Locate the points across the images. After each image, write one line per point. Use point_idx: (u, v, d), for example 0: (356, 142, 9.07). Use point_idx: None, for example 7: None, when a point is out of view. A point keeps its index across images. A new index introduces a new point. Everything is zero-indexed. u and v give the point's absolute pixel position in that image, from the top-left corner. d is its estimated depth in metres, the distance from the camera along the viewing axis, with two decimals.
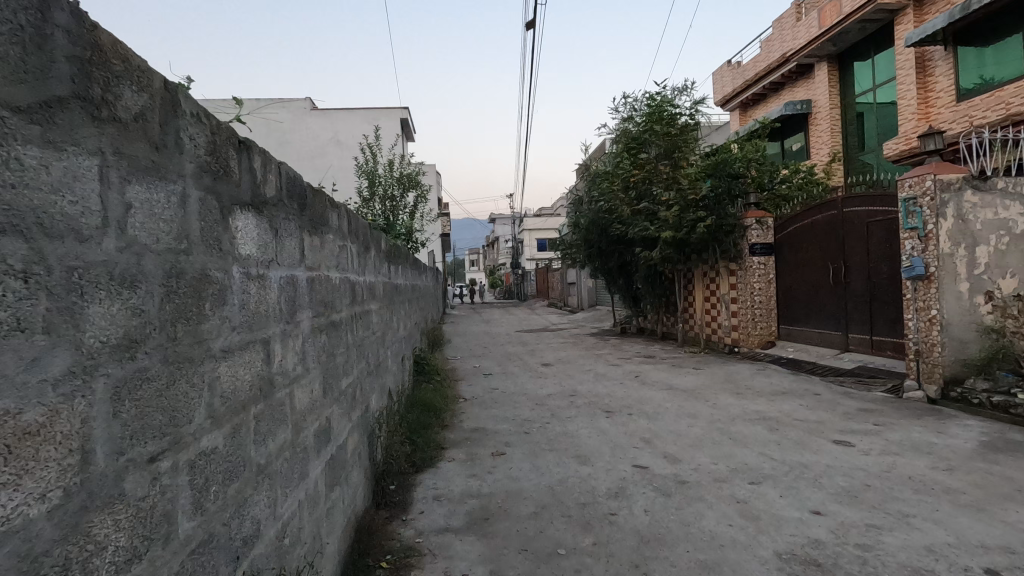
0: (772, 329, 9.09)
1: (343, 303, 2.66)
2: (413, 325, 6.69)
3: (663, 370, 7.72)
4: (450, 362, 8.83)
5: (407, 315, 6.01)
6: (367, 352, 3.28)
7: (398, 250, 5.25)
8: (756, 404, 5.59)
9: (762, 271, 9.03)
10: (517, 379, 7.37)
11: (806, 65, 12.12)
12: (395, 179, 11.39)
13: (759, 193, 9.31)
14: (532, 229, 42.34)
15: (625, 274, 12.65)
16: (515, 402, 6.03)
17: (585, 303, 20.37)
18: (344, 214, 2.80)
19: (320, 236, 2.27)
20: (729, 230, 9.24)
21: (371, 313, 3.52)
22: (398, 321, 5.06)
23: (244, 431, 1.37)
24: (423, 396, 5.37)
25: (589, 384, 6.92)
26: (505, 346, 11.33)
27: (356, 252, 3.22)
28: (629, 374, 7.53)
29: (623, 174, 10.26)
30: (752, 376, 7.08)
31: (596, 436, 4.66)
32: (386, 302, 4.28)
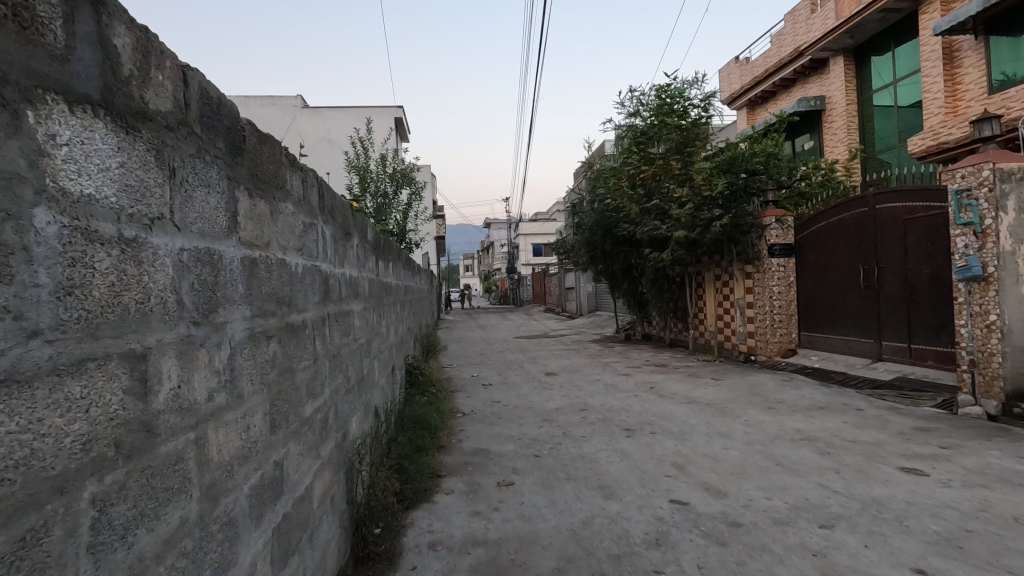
0: (793, 336, 8.47)
1: (308, 300, 1.97)
2: (405, 330, 5.99)
3: (680, 381, 7.04)
4: (446, 371, 8.13)
5: (398, 320, 5.31)
6: (344, 363, 2.59)
7: (387, 245, 4.56)
8: (794, 421, 4.93)
9: (782, 273, 8.43)
10: (520, 391, 6.68)
11: (820, 60, 11.55)
12: (388, 175, 10.74)
13: (778, 190, 8.69)
14: (528, 234, 41.72)
15: (630, 278, 12.02)
16: (520, 418, 5.34)
17: (585, 309, 19.71)
18: (312, 182, 2.11)
19: (268, 202, 1.59)
20: (747, 229, 8.61)
21: (351, 314, 2.82)
22: (387, 325, 4.37)
23: (53, 534, 0.70)
24: (416, 411, 4.68)
25: (601, 397, 6.24)
26: (504, 353, 10.65)
27: (334, 238, 2.54)
28: (642, 386, 6.85)
29: (631, 170, 9.63)
30: (779, 388, 6.42)
31: (619, 460, 3.98)
32: (373, 303, 3.60)
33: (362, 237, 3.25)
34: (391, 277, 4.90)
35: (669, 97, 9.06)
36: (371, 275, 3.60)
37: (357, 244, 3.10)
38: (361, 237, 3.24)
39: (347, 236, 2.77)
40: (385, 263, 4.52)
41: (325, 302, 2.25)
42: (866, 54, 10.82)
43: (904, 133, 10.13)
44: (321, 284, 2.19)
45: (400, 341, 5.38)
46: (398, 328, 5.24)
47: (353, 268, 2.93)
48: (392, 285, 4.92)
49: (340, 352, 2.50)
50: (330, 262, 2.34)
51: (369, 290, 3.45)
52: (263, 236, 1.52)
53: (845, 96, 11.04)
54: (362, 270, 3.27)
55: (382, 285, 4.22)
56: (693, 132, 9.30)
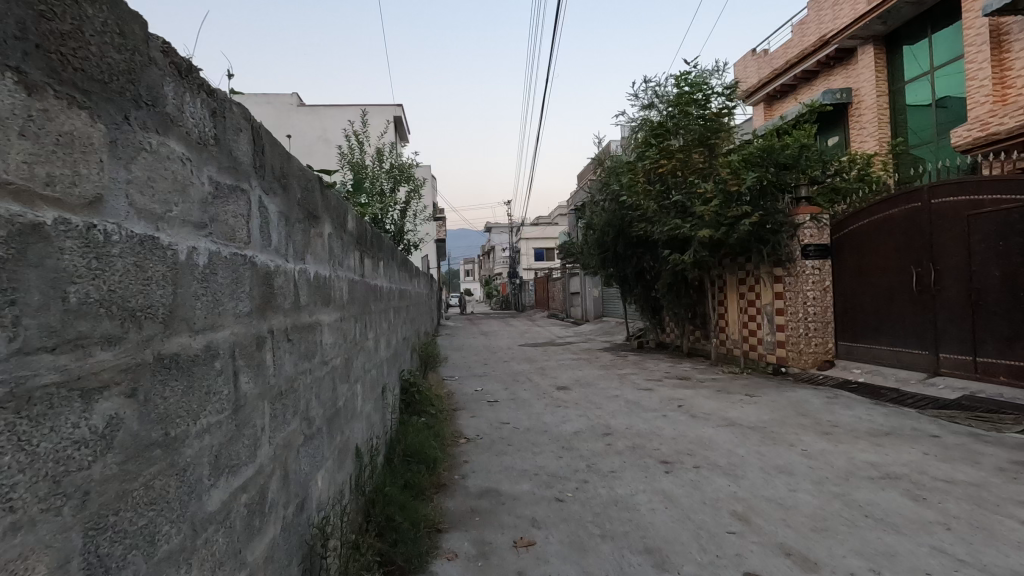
0: (829, 347, 7.69)
1: (220, 312, 1.17)
2: (399, 341, 5.20)
3: (710, 398, 6.25)
4: (447, 385, 7.35)
5: (391, 330, 4.49)
6: (303, 400, 1.79)
7: (377, 241, 3.79)
8: (862, 451, 4.13)
9: (817, 277, 7.69)
10: (531, 410, 5.89)
11: (847, 49, 10.79)
12: (385, 172, 9.97)
13: (812, 185, 7.92)
14: (530, 238, 41.10)
15: (643, 283, 11.26)
16: (535, 445, 4.54)
17: (591, 315, 18.96)
18: (237, 122, 1.33)
19: (103, 123, 0.82)
20: (777, 228, 7.85)
21: (316, 328, 2.03)
22: (375, 337, 3.58)
23: None
24: (411, 441, 3.88)
25: (624, 417, 5.45)
26: (510, 363, 9.85)
27: (291, 220, 1.76)
28: (669, 403, 6.05)
29: (648, 164, 8.85)
30: (827, 407, 5.62)
31: (663, 507, 3.19)
32: (355, 311, 2.82)
33: (338, 225, 2.47)
34: (382, 279, 4.12)
35: (690, 84, 8.28)
36: (353, 276, 2.81)
37: (330, 232, 2.32)
38: (337, 224, 2.45)
39: (310, 218, 1.99)
40: (375, 263, 3.76)
41: (264, 314, 1.46)
42: (900, 41, 10.05)
43: (943, 126, 9.35)
44: (256, 285, 1.40)
45: (393, 354, 4.58)
46: (390, 340, 4.45)
47: (321, 264, 2.13)
48: (383, 289, 4.13)
49: (294, 386, 1.71)
50: (275, 254, 1.56)
51: (348, 295, 2.67)
52: (75, 183, 0.75)
53: (875, 88, 10.28)
54: (339, 268, 2.49)
55: (370, 289, 3.44)
56: (718, 122, 8.49)
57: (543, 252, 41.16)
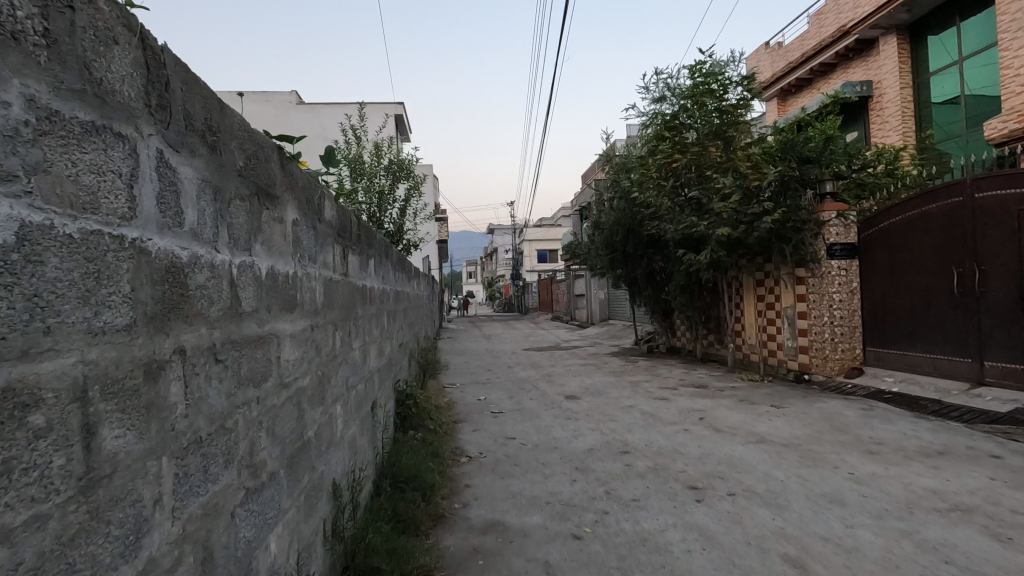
0: (857, 353, 7.19)
1: (47, 326, 0.70)
2: (394, 347, 4.72)
3: (732, 410, 5.74)
4: (448, 393, 6.88)
5: (383, 336, 4.00)
6: (243, 441, 1.31)
7: (367, 234, 3.30)
8: (919, 475, 3.63)
9: (844, 278, 7.19)
10: (539, 422, 5.42)
11: (868, 40, 10.27)
12: (384, 167, 9.51)
13: (838, 180, 7.43)
14: (533, 240, 40.67)
15: (654, 284, 10.78)
16: (545, 466, 4.06)
17: (596, 317, 18.46)
18: (109, 28, 0.86)
19: None
20: (800, 226, 7.36)
21: (272, 341, 1.55)
22: (363, 345, 3.10)
23: None
24: (405, 465, 3.41)
25: (642, 432, 4.96)
26: (514, 369, 9.38)
27: (229, 195, 1.29)
28: (689, 415, 5.55)
29: (662, 159, 8.37)
30: (865, 420, 5.11)
31: (699, 548, 2.70)
32: (333, 317, 2.33)
33: (308, 209, 1.99)
34: (374, 278, 3.65)
35: (706, 73, 7.77)
36: (330, 273, 2.32)
37: (296, 218, 1.83)
38: (306, 208, 1.97)
39: (262, 195, 1.51)
40: (365, 260, 3.29)
41: (165, 326, 0.99)
42: (926, 31, 9.53)
43: (972, 119, 8.83)
44: (145, 282, 0.92)
45: (386, 363, 4.09)
46: (383, 347, 3.96)
47: (279, 257, 1.64)
48: (374, 289, 3.64)
49: (227, 425, 1.22)
50: (189, 239, 1.08)
51: (323, 297, 2.18)
52: None
53: (898, 80, 9.74)
54: (310, 263, 2.00)
55: (357, 289, 2.95)
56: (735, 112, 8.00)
57: (547, 254, 40.73)
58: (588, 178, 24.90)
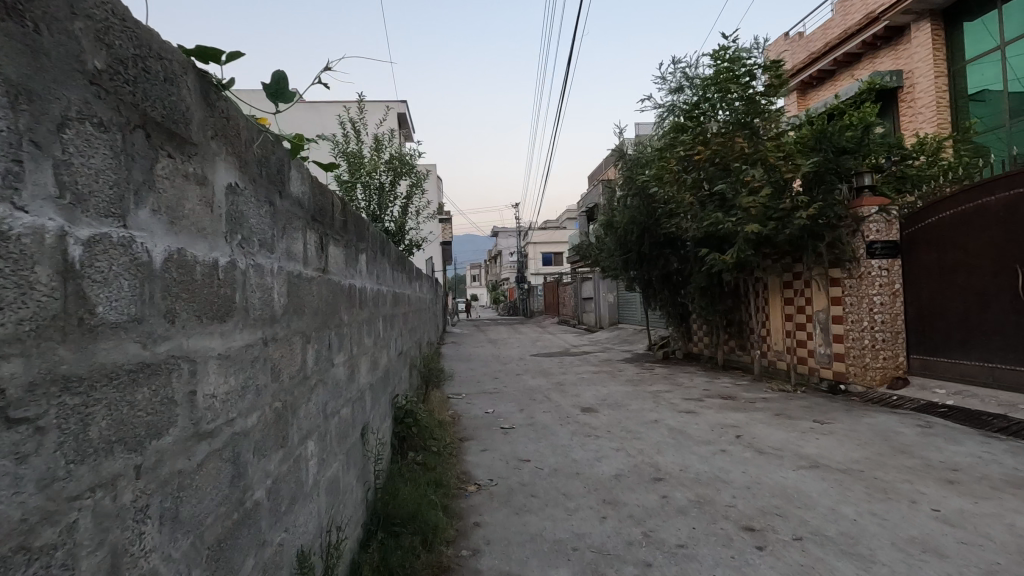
0: (901, 361, 6.56)
1: None
2: (392, 356, 4.15)
3: (771, 426, 5.13)
4: (452, 406, 6.29)
5: (378, 345, 3.43)
6: (95, 559, 0.73)
7: (357, 222, 2.73)
8: (1020, 513, 3.02)
9: (885, 279, 6.58)
10: (554, 440, 4.83)
11: (898, 27, 9.65)
12: (384, 162, 9.00)
13: (877, 172, 6.82)
14: (538, 242, 40.12)
15: (671, 286, 10.18)
16: (567, 497, 3.48)
17: (605, 321, 17.84)
18: None
19: None
20: (835, 222, 6.76)
21: (178, 368, 0.97)
22: (350, 359, 2.52)
23: None
24: (402, 502, 2.83)
25: (674, 453, 4.37)
26: (522, 377, 8.79)
27: (58, 109, 0.71)
28: (723, 432, 4.95)
29: (682, 151, 7.77)
30: (927, 440, 4.49)
31: None
32: (301, 325, 1.75)
33: (258, 175, 1.41)
34: (366, 277, 3.07)
35: (731, 56, 7.17)
36: (298, 267, 1.74)
37: (234, 183, 1.26)
38: (255, 171, 1.39)
39: (159, 133, 0.94)
40: (354, 253, 2.71)
41: None
42: (962, 16, 8.93)
43: (1017, 109, 8.23)
44: None
45: (381, 377, 3.51)
46: (378, 358, 3.38)
47: (198, 239, 1.07)
48: (366, 290, 3.07)
49: (37, 540, 0.64)
50: None
51: (286, 297, 1.60)
52: None
53: (932, 68, 9.11)
54: (262, 249, 1.42)
55: (342, 289, 2.38)
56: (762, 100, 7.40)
57: (552, 257, 40.17)
58: (595, 179, 24.29)
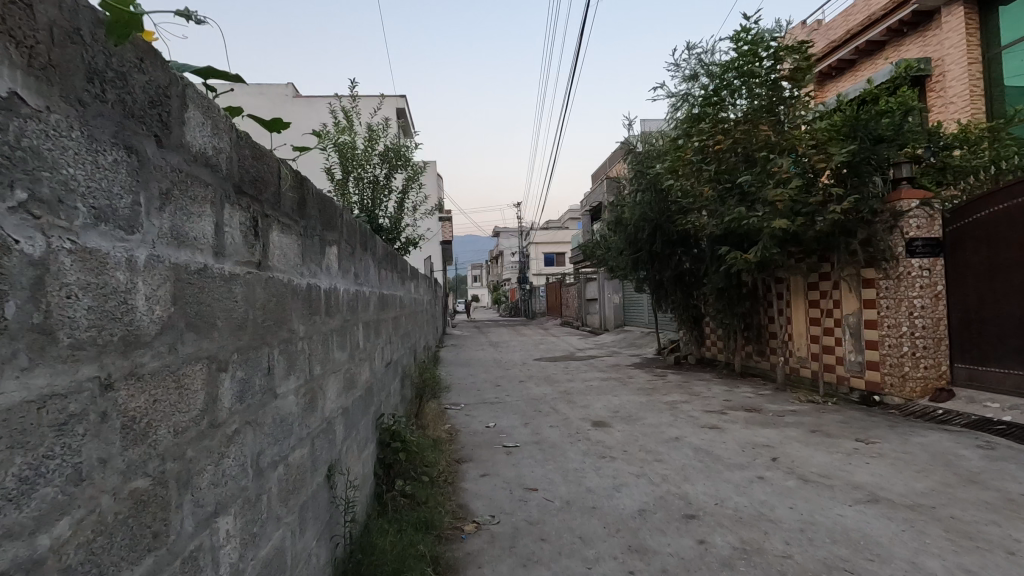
0: (943, 371, 5.97)
1: None
2: (378, 368, 3.57)
3: (809, 447, 4.52)
4: (449, 420, 5.71)
5: (356, 358, 2.84)
6: None
7: (320, 207, 2.13)
8: None
9: (926, 280, 5.98)
10: (565, 463, 4.24)
11: (926, 12, 9.02)
12: (378, 154, 8.43)
13: (917, 161, 6.21)
14: (540, 242, 39.53)
15: (684, 287, 9.57)
16: (585, 542, 2.88)
17: (610, 323, 17.24)
18: None
19: None
20: (871, 218, 6.16)
21: None
22: (308, 382, 1.91)
23: None
24: (380, 560, 2.23)
25: (704, 481, 3.78)
26: (526, 384, 8.21)
27: None
28: (756, 454, 4.35)
29: (699, 141, 7.17)
30: (996, 465, 3.89)
31: None
32: (206, 346, 1.15)
33: (91, 92, 0.81)
34: (338, 276, 2.47)
35: (754, 37, 6.56)
36: (196, 258, 1.13)
37: (11, 92, 0.68)
38: (77, 83, 0.79)
39: None
40: (318, 246, 2.11)
41: None
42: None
43: None
44: None
45: (360, 396, 2.92)
46: (355, 374, 2.79)
47: None
48: (338, 292, 2.47)
49: None
50: None
51: (161, 304, 0.99)
52: None
53: (965, 55, 8.47)
54: (93, 225, 0.81)
55: (293, 291, 1.78)
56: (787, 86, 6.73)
57: (554, 257, 39.61)
58: (600, 178, 23.70)
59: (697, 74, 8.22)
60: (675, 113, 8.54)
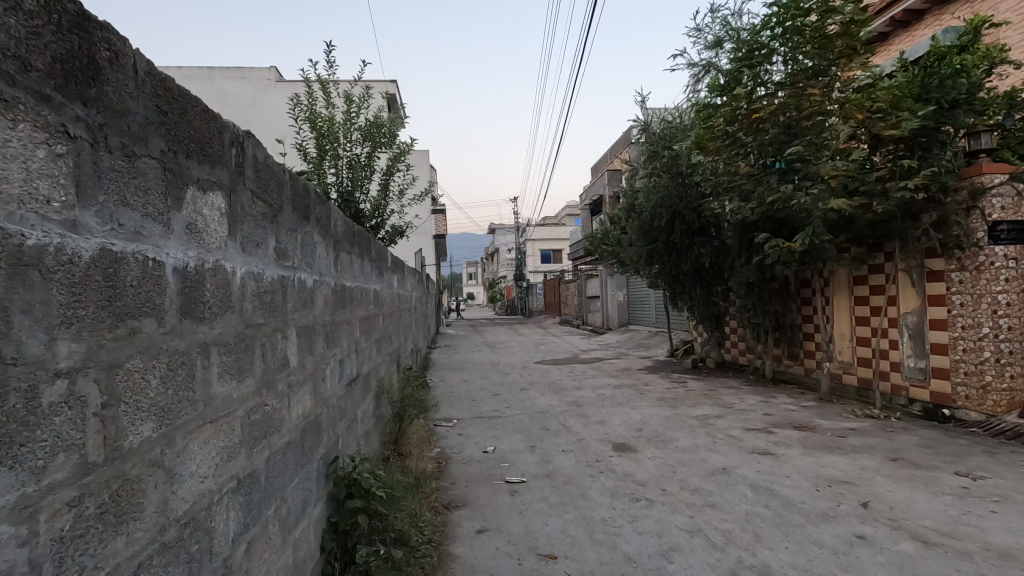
0: None
1: None
2: (332, 390, 2.51)
3: (901, 484, 3.49)
4: (438, 443, 4.67)
5: (280, 383, 1.79)
6: None
7: (160, 103, 1.09)
8: None
9: (1013, 272, 4.94)
10: (588, 511, 3.21)
11: None
12: (359, 130, 7.36)
13: (999, 129, 5.18)
14: (537, 239, 38.46)
15: (704, 282, 8.56)
16: None
17: (614, 323, 16.20)
18: None
19: None
20: (944, 196, 5.14)
21: None
22: (96, 468, 0.86)
23: None
24: None
25: (783, 541, 2.77)
26: (528, 392, 7.17)
27: None
28: (836, 497, 3.34)
29: (731, 111, 6.13)
30: None
31: None
32: None
33: None
34: (230, 245, 1.41)
35: None
36: None
37: None
38: None
39: None
40: (154, 177, 1.06)
41: None
42: None
43: None
44: None
45: (290, 443, 1.86)
46: (277, 413, 1.73)
47: None
48: (230, 274, 1.41)
49: None
50: None
51: None
52: None
53: None
54: None
55: (9, 258, 0.72)
56: (829, 62, 5.62)
57: (551, 254, 38.56)
58: (601, 171, 22.64)
59: (721, 40, 7.21)
60: (697, 85, 7.53)
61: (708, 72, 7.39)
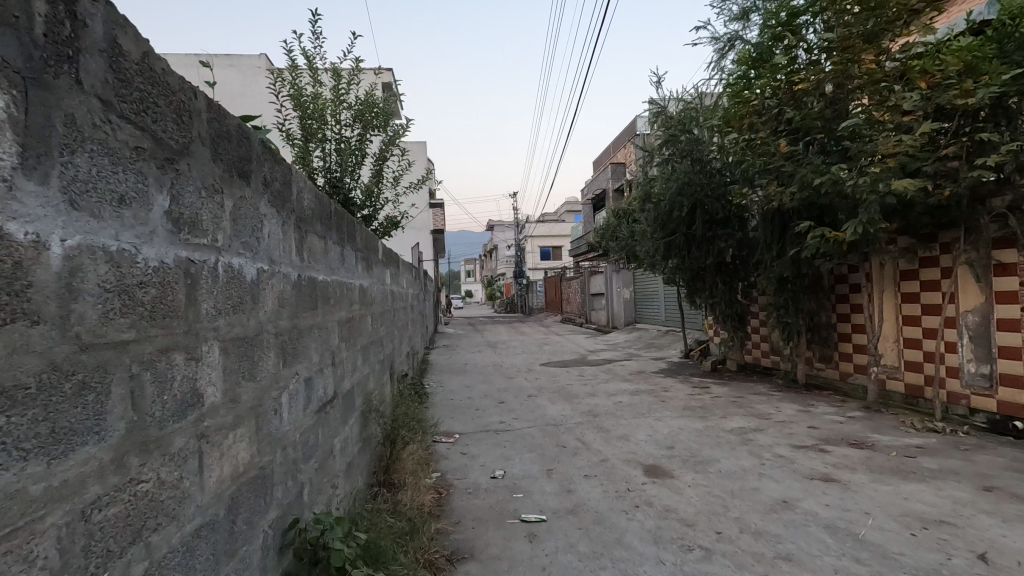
0: None
1: None
2: (291, 425, 1.81)
3: (1016, 527, 2.80)
4: (438, 468, 3.96)
5: (181, 435, 1.08)
6: None
7: None
8: None
9: None
10: (630, 567, 2.51)
11: None
12: (349, 110, 6.63)
13: None
14: (536, 236, 37.74)
15: (728, 277, 7.86)
16: None
17: (620, 321, 15.50)
18: None
19: None
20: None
21: None
22: None
23: None
24: None
25: None
26: (537, 400, 6.47)
27: None
28: (941, 545, 2.65)
29: (767, 84, 5.43)
30: None
31: None
32: None
33: None
34: (25, 192, 0.71)
35: None
36: None
37: None
38: None
39: None
40: None
41: None
42: None
43: None
44: None
45: (204, 530, 1.16)
46: (171, 492, 1.03)
47: None
48: (28, 250, 0.71)
49: None
50: None
51: None
52: None
53: None
54: None
55: None
56: (886, 26, 4.88)
57: (550, 251, 37.86)
58: (604, 164, 21.92)
59: (749, 9, 6.51)
60: (721, 61, 6.83)
61: (733, 45, 6.69)
